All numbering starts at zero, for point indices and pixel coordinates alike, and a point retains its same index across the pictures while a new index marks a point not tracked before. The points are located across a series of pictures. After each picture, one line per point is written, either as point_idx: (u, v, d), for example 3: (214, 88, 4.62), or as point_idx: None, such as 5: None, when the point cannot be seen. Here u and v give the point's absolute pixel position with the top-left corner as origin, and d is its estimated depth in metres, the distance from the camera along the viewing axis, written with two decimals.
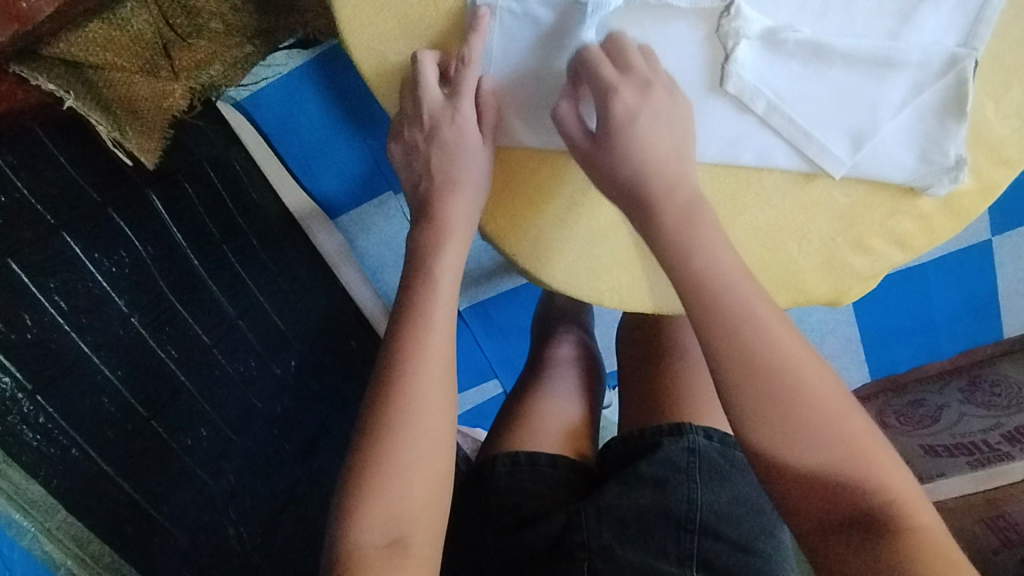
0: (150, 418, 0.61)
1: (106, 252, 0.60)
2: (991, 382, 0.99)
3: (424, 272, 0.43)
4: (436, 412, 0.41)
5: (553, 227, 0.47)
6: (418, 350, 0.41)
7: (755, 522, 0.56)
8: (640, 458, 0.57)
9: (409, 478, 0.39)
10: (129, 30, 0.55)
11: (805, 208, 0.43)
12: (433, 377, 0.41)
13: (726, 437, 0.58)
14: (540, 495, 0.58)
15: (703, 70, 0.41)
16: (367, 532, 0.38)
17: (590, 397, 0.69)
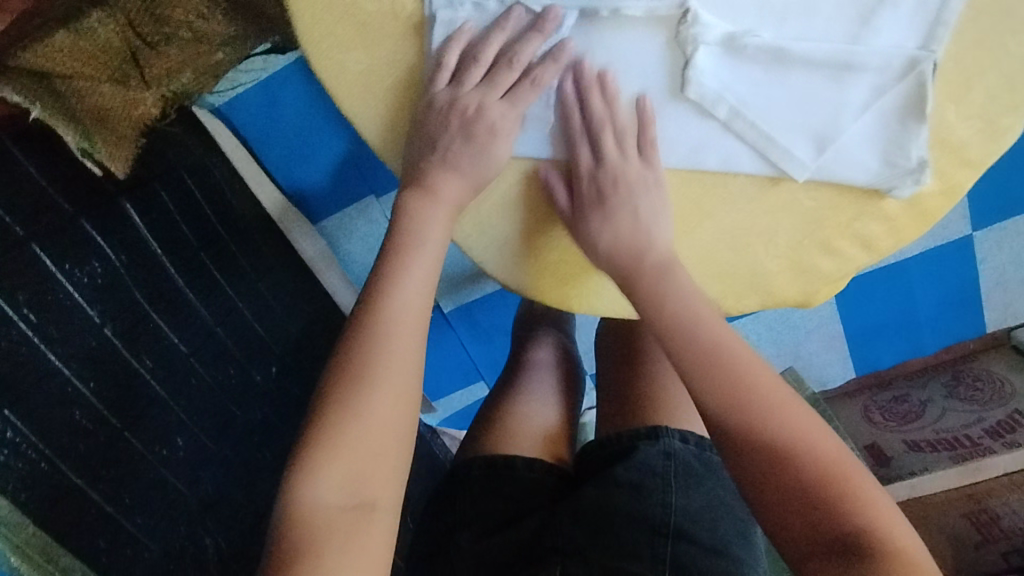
0: (124, 430, 0.61)
1: (77, 262, 0.60)
2: (974, 377, 1.03)
3: (406, 238, 0.43)
4: (404, 373, 0.41)
5: (520, 237, 0.45)
6: (388, 309, 0.41)
7: (728, 521, 0.56)
8: (616, 462, 0.58)
9: (372, 437, 0.39)
10: (96, 39, 0.55)
11: (770, 212, 0.43)
12: (405, 338, 0.41)
13: (701, 440, 0.59)
14: (513, 497, 0.58)
15: (663, 76, 0.41)
16: (327, 491, 0.38)
17: (569, 400, 0.69)
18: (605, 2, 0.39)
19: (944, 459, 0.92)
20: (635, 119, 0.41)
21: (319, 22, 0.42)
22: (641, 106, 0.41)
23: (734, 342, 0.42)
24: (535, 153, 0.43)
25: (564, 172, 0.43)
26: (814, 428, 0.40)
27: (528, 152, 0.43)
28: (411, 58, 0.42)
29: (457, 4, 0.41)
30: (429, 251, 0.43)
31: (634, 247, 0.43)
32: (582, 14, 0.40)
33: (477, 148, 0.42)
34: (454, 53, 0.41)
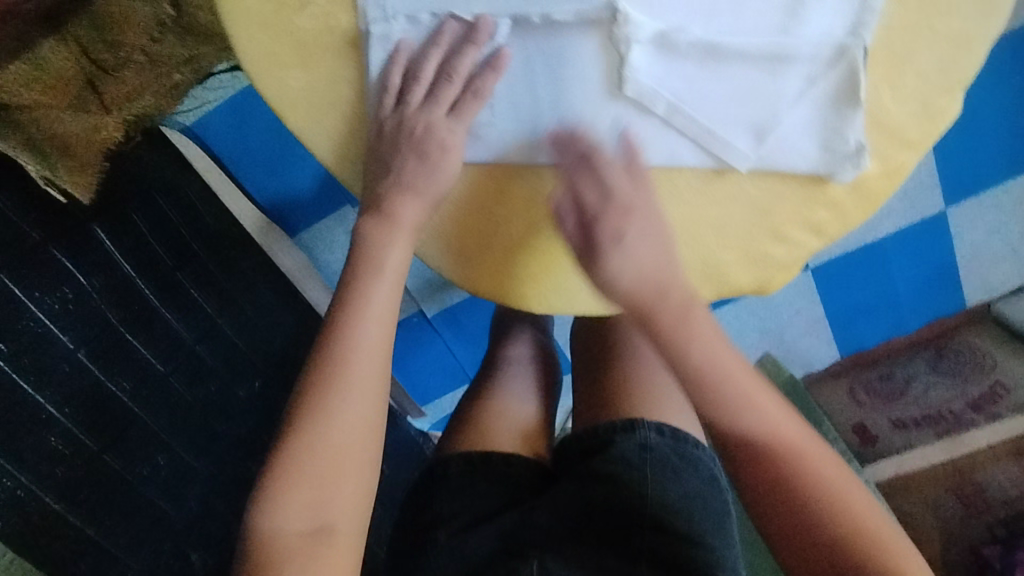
0: (102, 452, 0.63)
1: (48, 290, 0.61)
2: (956, 351, 1.04)
3: (367, 260, 0.43)
4: (364, 402, 0.42)
5: (487, 236, 0.45)
6: (350, 334, 0.42)
7: (705, 513, 0.57)
8: (594, 456, 0.58)
9: (333, 462, 0.40)
10: (50, 67, 0.57)
11: (717, 203, 0.44)
12: (365, 367, 0.42)
13: (677, 431, 0.60)
14: (491, 495, 0.59)
15: (601, 77, 0.41)
16: (288, 516, 0.39)
17: (546, 396, 0.70)
18: (535, 7, 0.40)
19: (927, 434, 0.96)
20: (576, 120, 0.42)
21: (260, 43, 0.42)
22: (583, 106, 0.41)
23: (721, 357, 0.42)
24: (487, 156, 0.43)
25: (511, 175, 0.44)
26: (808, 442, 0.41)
27: (483, 155, 0.43)
28: (353, 69, 0.43)
29: (391, 18, 0.41)
30: (389, 274, 0.43)
31: (640, 277, 0.41)
32: (516, 21, 0.41)
33: (426, 154, 0.42)
34: (396, 64, 0.42)
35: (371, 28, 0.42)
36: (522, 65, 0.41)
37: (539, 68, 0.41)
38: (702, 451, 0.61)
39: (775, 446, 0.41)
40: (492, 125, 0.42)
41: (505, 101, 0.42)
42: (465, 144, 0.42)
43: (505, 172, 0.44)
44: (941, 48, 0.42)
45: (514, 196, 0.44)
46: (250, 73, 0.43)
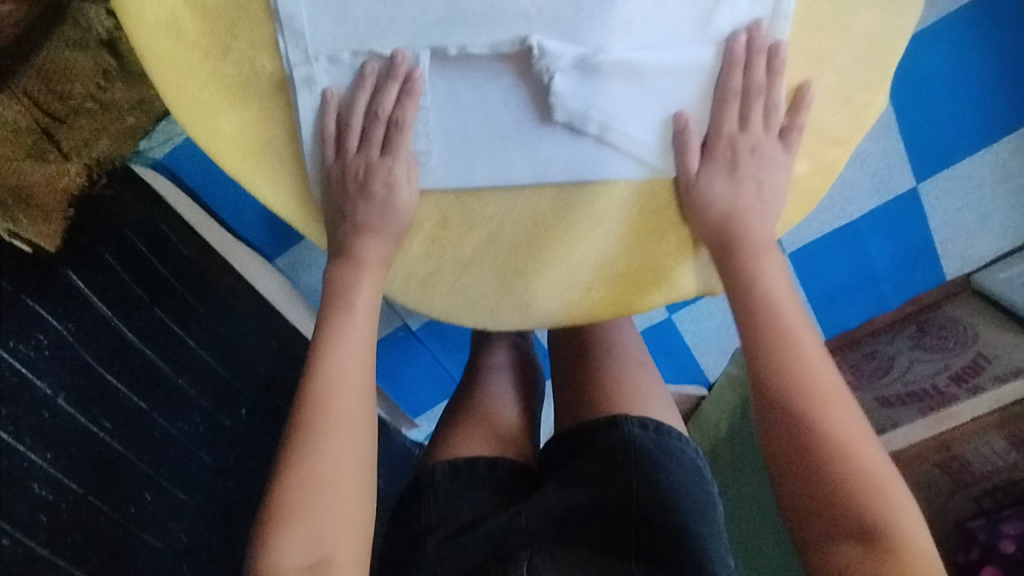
0: (88, 494, 0.64)
1: (21, 338, 0.62)
2: (939, 325, 1.04)
3: (338, 303, 0.45)
4: (353, 435, 0.42)
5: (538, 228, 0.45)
6: (334, 372, 0.43)
7: (690, 502, 0.57)
8: (578, 455, 0.60)
9: (332, 497, 0.40)
10: (5, 121, 0.58)
11: (657, 213, 0.45)
12: (351, 400, 0.43)
13: (660, 425, 0.60)
14: (478, 500, 0.59)
15: (528, 104, 0.42)
16: (286, 555, 0.39)
17: (528, 399, 0.71)
18: (451, 40, 0.40)
19: (911, 410, 0.95)
20: (511, 148, 0.42)
21: (189, 91, 0.42)
22: (517, 133, 0.42)
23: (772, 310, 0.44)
24: (434, 184, 0.44)
25: (452, 202, 0.45)
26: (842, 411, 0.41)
27: (433, 184, 0.43)
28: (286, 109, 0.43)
29: (313, 60, 0.41)
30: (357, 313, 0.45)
31: (732, 212, 0.44)
32: (434, 51, 0.40)
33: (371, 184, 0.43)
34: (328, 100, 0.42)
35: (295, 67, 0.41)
36: (446, 97, 0.42)
37: (465, 100, 0.42)
38: (684, 444, 0.61)
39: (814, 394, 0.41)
40: (428, 158, 0.43)
41: (437, 131, 0.42)
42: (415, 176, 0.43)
43: (449, 199, 0.45)
44: (855, 46, 0.43)
45: (461, 220, 0.45)
46: (181, 120, 0.42)
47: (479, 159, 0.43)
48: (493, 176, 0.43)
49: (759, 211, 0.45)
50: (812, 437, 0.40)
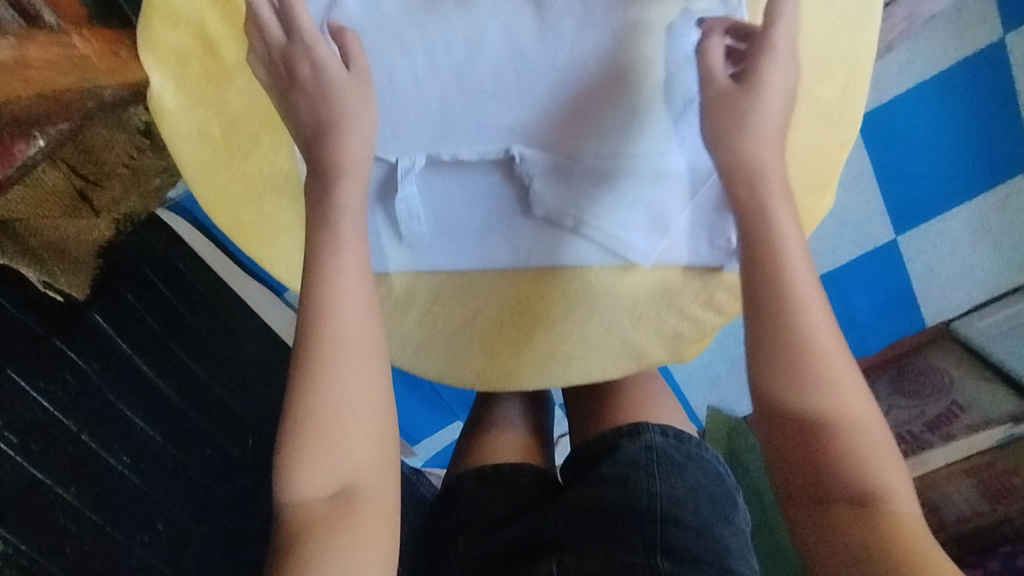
0: (107, 525, 0.69)
1: (50, 378, 0.68)
2: (916, 371, 1.08)
3: (327, 230, 0.40)
4: (365, 362, 0.39)
5: (521, 305, 0.50)
6: (334, 295, 0.39)
7: (711, 505, 0.56)
8: (602, 461, 0.58)
9: (354, 428, 0.38)
10: (46, 185, 0.60)
11: (630, 291, 0.50)
12: (355, 326, 0.39)
13: (680, 433, 0.60)
14: (504, 500, 0.59)
15: (512, 203, 0.47)
16: (309, 487, 0.37)
17: (535, 421, 0.69)
18: (444, 148, 0.45)
19: None
20: (494, 240, 0.48)
21: (211, 185, 0.47)
22: (501, 228, 0.48)
23: (785, 247, 0.39)
24: (431, 267, 0.49)
25: (444, 282, 0.50)
26: (851, 388, 0.38)
27: (425, 266, 0.49)
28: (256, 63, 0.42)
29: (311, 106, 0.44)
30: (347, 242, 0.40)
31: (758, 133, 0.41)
32: (429, 157, 0.46)
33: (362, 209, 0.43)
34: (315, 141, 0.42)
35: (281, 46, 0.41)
36: (438, 196, 0.47)
37: (454, 196, 0.47)
38: (705, 449, 0.60)
39: (823, 384, 0.37)
40: (416, 246, 0.49)
41: (426, 218, 0.48)
42: (410, 260, 0.49)
43: (441, 279, 0.50)
44: (819, 123, 0.46)
45: (451, 298, 0.51)
46: (204, 205, 0.47)
47: (464, 250, 0.49)
48: (478, 265, 0.49)
49: (780, 135, 0.41)
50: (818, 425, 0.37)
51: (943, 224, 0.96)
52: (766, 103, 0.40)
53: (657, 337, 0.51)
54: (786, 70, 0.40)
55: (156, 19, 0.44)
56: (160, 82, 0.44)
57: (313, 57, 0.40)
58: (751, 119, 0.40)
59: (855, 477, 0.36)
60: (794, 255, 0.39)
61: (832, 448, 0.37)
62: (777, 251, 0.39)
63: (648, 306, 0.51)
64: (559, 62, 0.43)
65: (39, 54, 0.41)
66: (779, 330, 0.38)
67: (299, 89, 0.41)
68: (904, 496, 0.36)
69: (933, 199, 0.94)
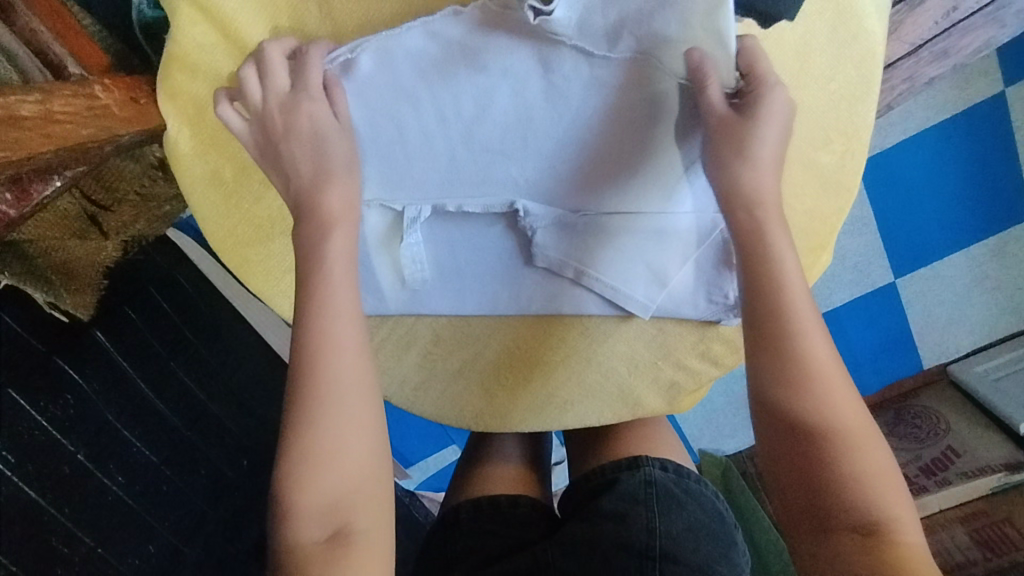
0: (97, 546, 0.70)
1: (50, 398, 0.69)
2: (913, 414, 1.07)
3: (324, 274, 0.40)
4: (357, 400, 0.38)
5: (521, 348, 0.51)
6: (328, 341, 0.38)
7: (709, 542, 0.55)
8: (602, 493, 0.58)
9: (348, 466, 0.37)
10: (56, 210, 0.62)
11: (628, 340, 0.51)
12: (346, 363, 0.38)
13: (679, 468, 0.61)
14: (503, 533, 0.59)
15: (515, 253, 0.49)
16: (305, 531, 0.36)
17: (533, 454, 0.70)
18: (450, 200, 0.47)
19: None
20: (497, 289, 0.50)
21: (222, 227, 0.48)
22: (504, 275, 0.49)
23: (791, 305, 0.39)
24: (437, 310, 0.50)
25: (445, 324, 0.51)
26: (853, 412, 0.38)
27: (429, 310, 0.50)
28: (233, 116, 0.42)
29: None
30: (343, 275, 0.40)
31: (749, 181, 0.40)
32: (435, 208, 0.48)
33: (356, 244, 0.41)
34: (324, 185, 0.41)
35: (275, 110, 0.42)
36: (443, 245, 0.49)
37: (458, 245, 0.49)
38: (705, 487, 0.61)
39: (826, 411, 0.38)
40: (418, 291, 0.49)
41: (430, 263, 0.49)
42: (414, 303, 0.50)
43: (443, 321, 0.51)
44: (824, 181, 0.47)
45: (451, 338, 0.51)
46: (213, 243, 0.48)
47: (465, 298, 0.50)
48: (480, 313, 0.50)
49: (777, 164, 0.41)
50: (820, 450, 0.37)
51: (941, 268, 0.97)
52: (761, 141, 0.40)
53: (656, 386, 0.52)
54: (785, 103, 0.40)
55: (175, 68, 0.45)
56: (176, 128, 0.46)
57: (311, 133, 0.42)
58: (750, 148, 0.40)
59: (865, 505, 0.35)
60: (791, 291, 0.39)
61: (841, 474, 0.36)
62: (778, 309, 0.39)
63: (646, 352, 0.51)
64: (565, 126, 0.44)
65: (63, 106, 0.39)
66: (781, 366, 0.38)
67: (296, 168, 0.42)
68: (910, 525, 0.35)
69: (932, 243, 0.95)
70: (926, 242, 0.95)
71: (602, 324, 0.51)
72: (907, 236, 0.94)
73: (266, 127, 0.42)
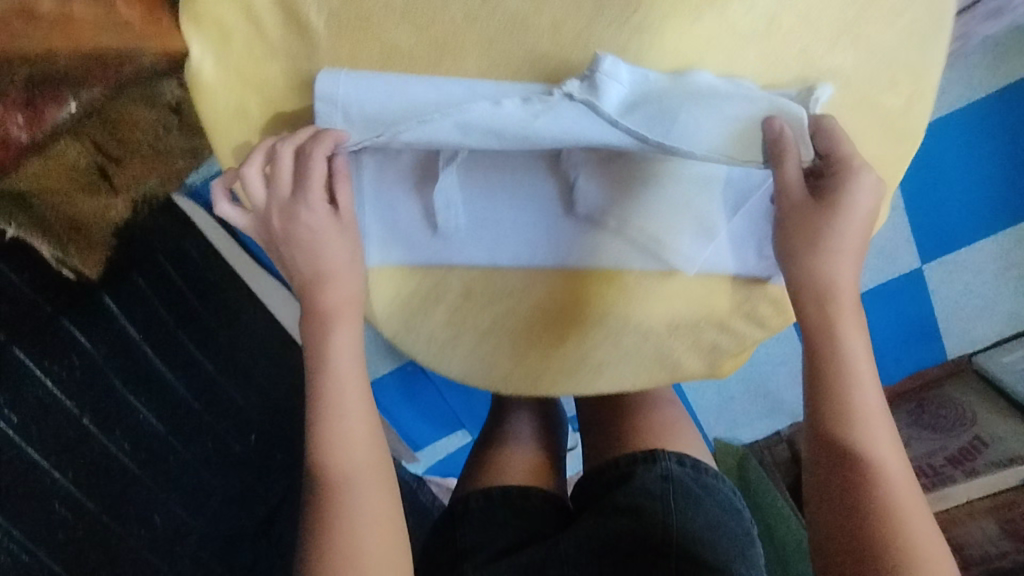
0: (102, 514, 0.66)
1: (56, 358, 0.65)
2: (937, 404, 1.02)
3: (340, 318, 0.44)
4: (369, 486, 0.43)
5: (555, 313, 0.48)
6: (339, 436, 0.43)
7: (727, 540, 0.53)
8: (611, 490, 0.56)
9: (364, 545, 0.41)
10: (64, 159, 0.57)
11: (669, 298, 0.48)
12: (357, 454, 0.43)
13: (697, 463, 0.58)
14: (513, 526, 0.56)
15: (555, 200, 0.46)
16: None
17: (549, 441, 0.68)
18: None
19: None
20: (535, 236, 0.47)
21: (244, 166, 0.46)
22: (549, 223, 0.46)
23: (853, 387, 0.41)
24: (469, 261, 0.47)
25: (476, 277, 0.48)
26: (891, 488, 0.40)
27: (458, 259, 0.47)
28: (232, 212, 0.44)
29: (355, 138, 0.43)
30: None
31: (822, 272, 0.42)
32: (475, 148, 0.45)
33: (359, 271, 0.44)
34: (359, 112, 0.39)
35: (276, 212, 0.43)
36: (478, 193, 0.46)
37: (494, 185, 0.46)
38: (722, 483, 0.58)
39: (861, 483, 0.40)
40: (451, 239, 0.47)
41: (464, 211, 0.46)
42: (446, 248, 0.47)
43: (475, 273, 0.48)
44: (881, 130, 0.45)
45: (483, 293, 0.48)
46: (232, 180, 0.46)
47: (499, 248, 0.47)
48: (514, 263, 0.47)
49: (857, 256, 0.43)
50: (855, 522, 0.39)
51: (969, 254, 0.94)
52: (840, 234, 0.42)
53: (700, 347, 0.50)
54: (872, 186, 0.42)
55: None
56: (200, 54, 0.44)
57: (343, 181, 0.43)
58: (826, 240, 0.42)
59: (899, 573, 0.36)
60: (857, 376, 0.42)
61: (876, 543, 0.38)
62: (836, 384, 0.42)
63: (687, 310, 0.48)
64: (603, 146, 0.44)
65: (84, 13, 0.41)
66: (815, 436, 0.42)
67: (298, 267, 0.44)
68: None
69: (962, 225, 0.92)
70: (955, 225, 0.91)
71: (645, 277, 0.48)
72: (936, 218, 0.91)
73: (268, 225, 0.44)
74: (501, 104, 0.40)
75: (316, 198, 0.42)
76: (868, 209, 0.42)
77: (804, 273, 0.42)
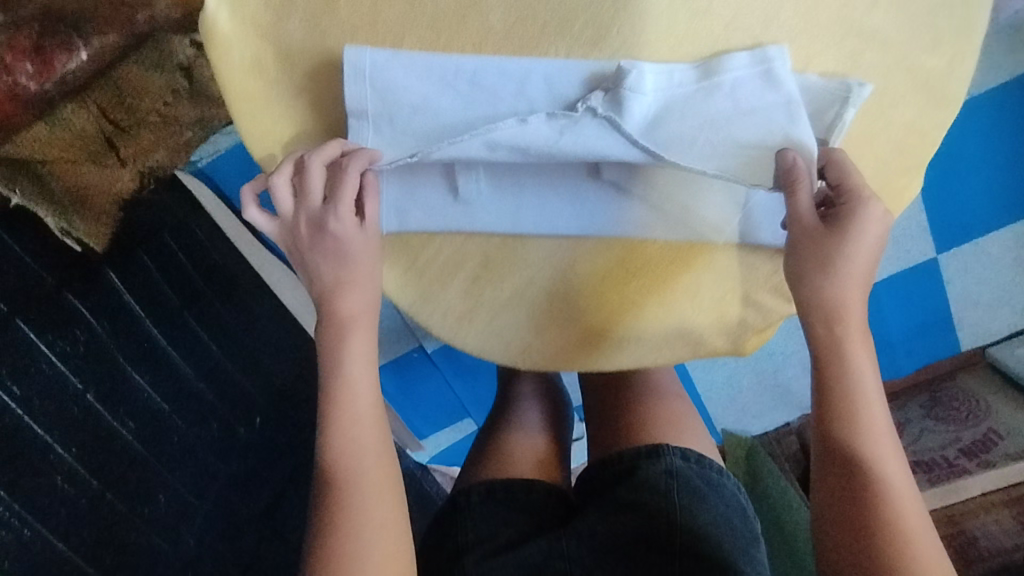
0: (104, 491, 0.65)
1: (60, 334, 0.64)
2: (950, 397, 1.01)
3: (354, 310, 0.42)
4: (380, 493, 0.42)
5: (573, 292, 0.47)
6: (350, 444, 0.43)
7: (733, 538, 0.51)
8: (613, 485, 0.54)
9: (370, 553, 0.40)
10: (71, 127, 0.59)
11: (693, 268, 0.47)
12: (368, 463, 0.43)
13: (701, 458, 0.56)
14: (513, 521, 0.54)
15: (578, 166, 0.45)
16: None
17: (556, 430, 0.66)
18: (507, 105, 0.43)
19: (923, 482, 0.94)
20: (559, 199, 0.45)
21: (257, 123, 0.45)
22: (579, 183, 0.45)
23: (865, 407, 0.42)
24: (488, 228, 0.46)
25: (497, 245, 0.47)
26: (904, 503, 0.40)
27: (473, 224, 0.46)
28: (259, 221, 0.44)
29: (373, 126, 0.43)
30: None
31: (832, 297, 0.42)
32: None
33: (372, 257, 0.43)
34: None
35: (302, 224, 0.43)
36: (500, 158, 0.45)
37: None
38: (726, 478, 0.56)
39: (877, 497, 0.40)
40: (471, 204, 0.45)
41: (485, 178, 0.45)
42: (466, 214, 0.45)
43: (494, 242, 0.46)
44: None
45: (501, 264, 0.47)
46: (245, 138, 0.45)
47: (519, 214, 0.45)
48: (534, 231, 0.46)
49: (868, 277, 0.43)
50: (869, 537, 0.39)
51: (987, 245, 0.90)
52: (849, 260, 0.42)
53: (728, 321, 0.48)
54: (881, 218, 0.42)
55: None
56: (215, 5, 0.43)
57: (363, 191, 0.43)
58: (836, 264, 0.42)
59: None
60: (869, 400, 0.42)
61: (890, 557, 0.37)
62: (848, 405, 0.42)
63: (711, 283, 0.47)
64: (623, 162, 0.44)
65: None
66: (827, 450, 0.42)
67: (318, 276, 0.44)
68: None
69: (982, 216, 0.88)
70: (973, 217, 0.88)
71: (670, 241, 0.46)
72: (954, 208, 0.88)
73: (291, 234, 0.44)
74: (527, 121, 0.42)
75: (345, 210, 0.42)
76: (879, 235, 0.43)
77: (813, 295, 0.42)
